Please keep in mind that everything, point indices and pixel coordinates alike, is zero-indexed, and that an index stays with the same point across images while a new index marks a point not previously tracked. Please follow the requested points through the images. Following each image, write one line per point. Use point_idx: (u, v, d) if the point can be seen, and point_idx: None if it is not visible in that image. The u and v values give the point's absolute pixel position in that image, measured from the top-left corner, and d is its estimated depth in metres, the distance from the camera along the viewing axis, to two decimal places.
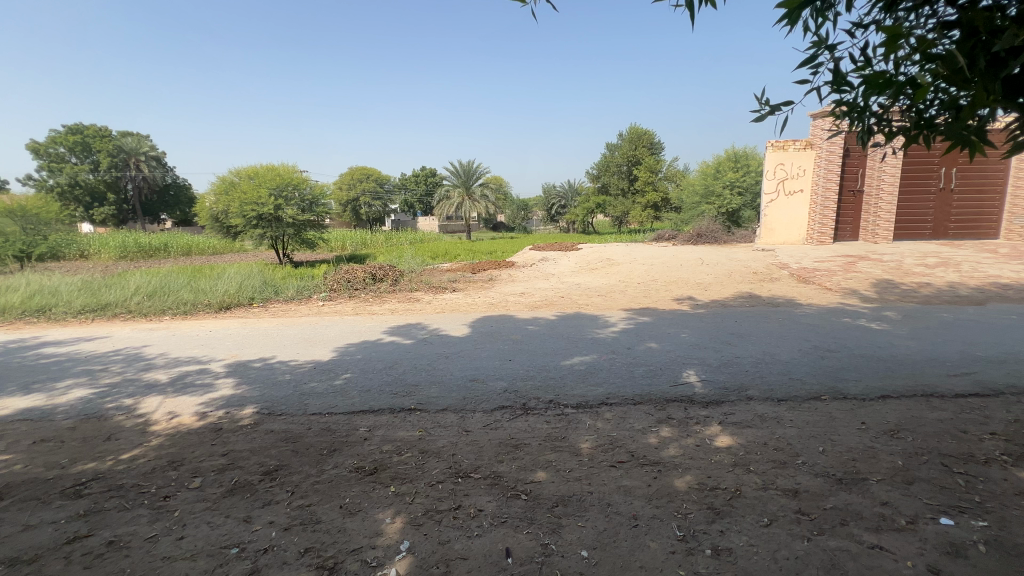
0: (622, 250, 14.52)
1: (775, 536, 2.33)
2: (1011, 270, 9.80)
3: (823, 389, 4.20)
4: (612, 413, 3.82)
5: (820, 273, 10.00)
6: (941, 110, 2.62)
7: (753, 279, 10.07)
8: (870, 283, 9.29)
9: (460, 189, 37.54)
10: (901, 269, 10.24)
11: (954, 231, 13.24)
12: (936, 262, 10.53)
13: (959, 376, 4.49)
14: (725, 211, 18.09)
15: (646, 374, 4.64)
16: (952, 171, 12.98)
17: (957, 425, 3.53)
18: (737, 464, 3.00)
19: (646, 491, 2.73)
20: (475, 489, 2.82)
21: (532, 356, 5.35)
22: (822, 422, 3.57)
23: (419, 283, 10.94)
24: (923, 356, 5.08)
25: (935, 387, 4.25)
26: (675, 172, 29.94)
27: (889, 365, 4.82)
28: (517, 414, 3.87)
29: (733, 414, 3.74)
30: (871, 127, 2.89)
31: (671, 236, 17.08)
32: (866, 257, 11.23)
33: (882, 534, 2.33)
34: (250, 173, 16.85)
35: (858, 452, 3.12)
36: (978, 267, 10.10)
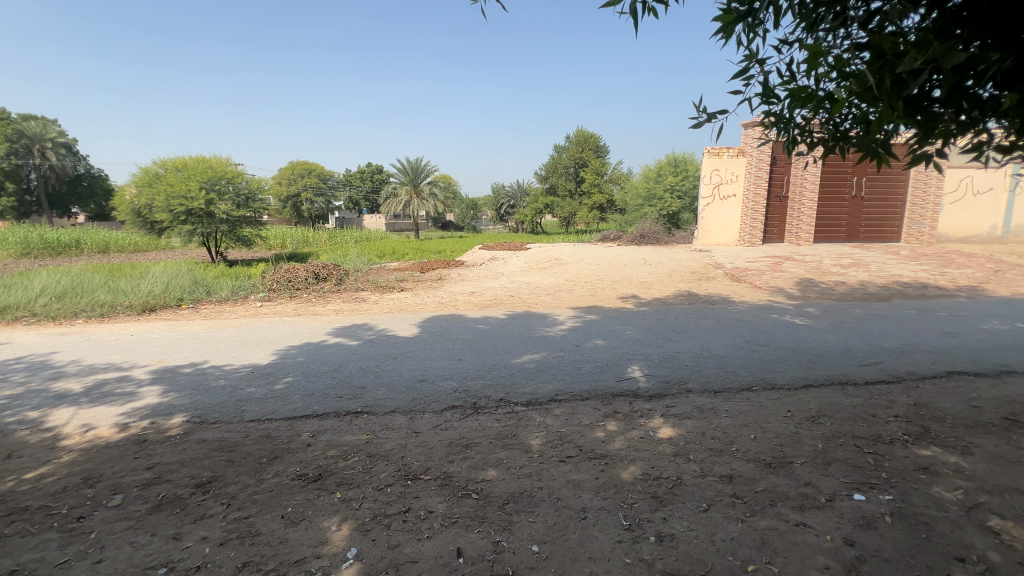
0: (570, 250, 14.81)
1: (713, 520, 2.47)
2: (911, 270, 10.95)
3: (754, 380, 4.50)
4: (561, 409, 3.90)
5: (751, 273, 10.72)
6: (854, 124, 2.86)
7: (691, 277, 10.63)
8: (794, 281, 10.06)
9: (408, 187, 36.82)
10: (820, 268, 11.16)
11: (865, 235, 14.60)
12: (850, 262, 11.58)
13: (869, 366, 4.97)
14: (666, 214, 18.96)
15: (593, 370, 4.76)
16: (863, 180, 14.32)
17: (868, 409, 3.90)
18: (678, 453, 3.16)
19: (593, 484, 2.81)
20: (425, 491, 2.78)
21: (483, 355, 5.35)
22: (754, 411, 3.83)
23: (365, 282, 10.63)
24: (839, 348, 5.58)
25: (849, 376, 4.68)
26: (620, 175, 30.99)
27: (810, 357, 5.25)
28: (467, 413, 3.86)
29: (674, 406, 3.92)
30: (795, 137, 3.12)
31: (616, 237, 17.62)
32: (791, 258, 12.14)
33: (806, 512, 2.52)
34: (177, 164, 15.60)
35: (785, 437, 3.37)
36: (884, 267, 11.21)
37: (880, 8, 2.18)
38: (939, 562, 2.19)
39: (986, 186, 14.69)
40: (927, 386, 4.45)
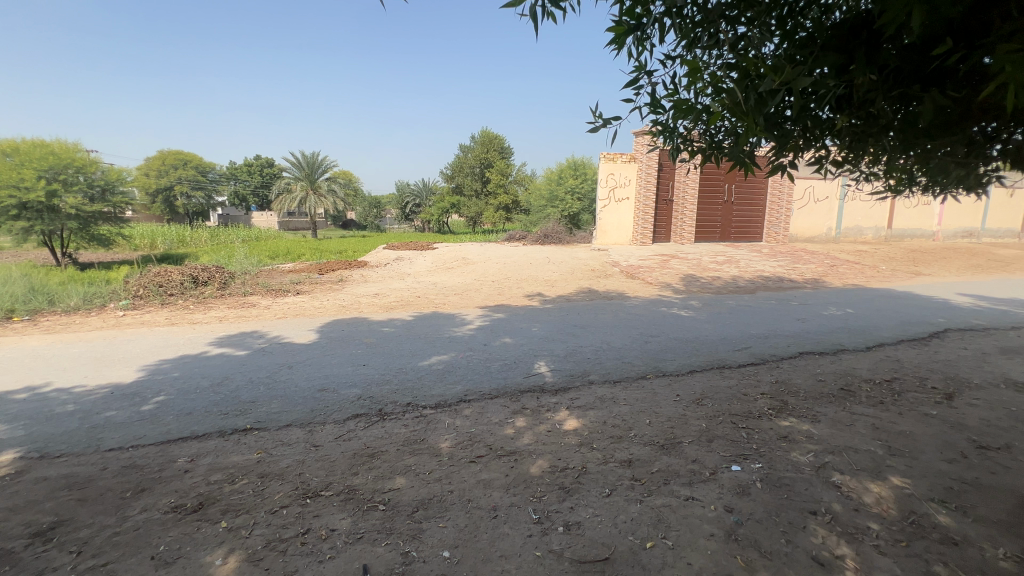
0: (476, 249, 14.84)
1: (615, 503, 2.62)
2: (771, 265, 12.65)
3: (648, 369, 4.87)
4: (471, 409, 3.88)
5: (644, 270, 11.62)
6: (726, 136, 3.20)
7: (591, 275, 11.24)
8: (680, 277, 11.10)
9: (304, 183, 34.31)
10: (700, 265, 12.44)
11: (735, 235, 16.57)
12: (724, 259, 13.06)
13: (741, 351, 5.64)
14: (567, 215, 19.83)
15: (502, 368, 4.81)
16: (732, 187, 16.25)
17: (741, 389, 4.42)
18: (582, 444, 3.30)
19: (503, 482, 2.83)
20: (326, 508, 2.59)
21: (388, 359, 5.14)
22: (648, 397, 4.14)
23: (255, 286, 9.67)
24: (717, 336, 6.26)
25: (725, 360, 5.26)
26: (524, 176, 31.71)
27: (694, 345, 5.82)
28: (373, 421, 3.68)
29: (578, 398, 4.10)
30: (678, 146, 3.39)
31: (521, 237, 18.01)
32: (676, 256, 13.37)
33: (693, 486, 2.78)
34: (3, 148, 12.88)
35: (675, 420, 3.69)
36: (750, 263, 12.82)
37: (746, 34, 2.41)
38: (797, 517, 2.55)
39: (824, 195, 17.48)
40: (784, 366, 5.17)
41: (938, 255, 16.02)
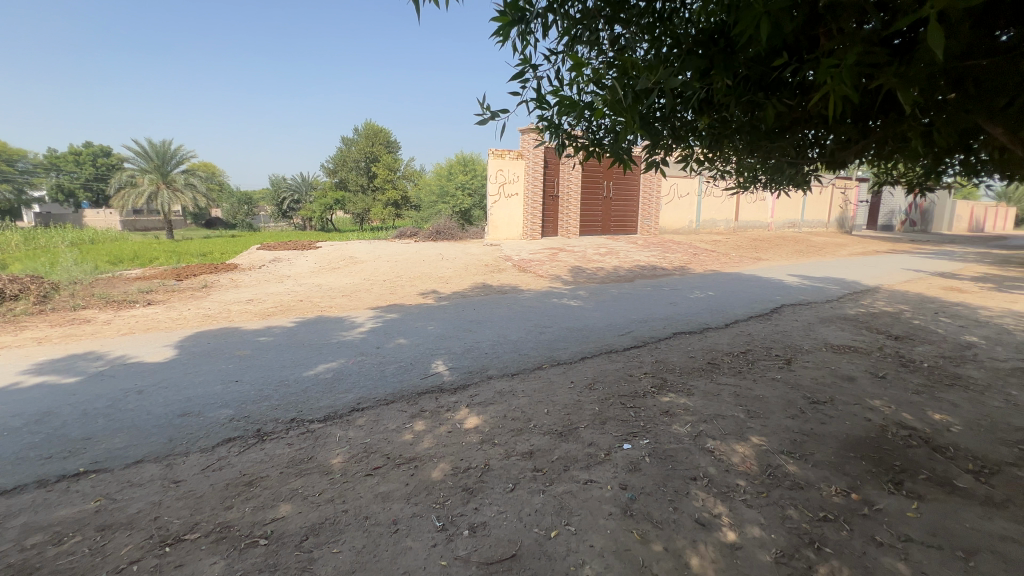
0: (364, 247, 14.06)
1: (519, 497, 2.62)
2: (646, 255, 13.90)
3: (543, 359, 5.01)
4: (365, 418, 3.63)
5: (535, 263, 12.00)
6: (606, 134, 3.38)
7: (485, 270, 11.31)
8: (568, 269, 11.68)
9: (152, 175, 29.54)
10: (586, 257, 13.21)
11: (614, 228, 17.91)
12: (606, 251, 14.03)
13: (625, 335, 6.08)
14: (458, 210, 19.72)
15: (397, 371, 4.59)
16: (610, 184, 17.51)
17: (627, 370, 4.76)
18: (484, 440, 3.27)
19: (404, 492, 2.68)
20: (192, 554, 2.21)
21: (267, 372, 4.61)
22: (545, 387, 4.25)
23: (88, 298, 8.05)
24: (603, 323, 6.68)
25: (612, 345, 5.63)
26: (413, 172, 30.74)
27: (584, 333, 6.14)
28: (249, 444, 3.25)
29: (478, 395, 4.07)
30: (563, 141, 3.49)
31: (412, 233, 17.48)
32: (564, 249, 14.02)
33: (591, 469, 2.90)
34: None
35: (570, 406, 3.84)
36: (629, 254, 13.94)
37: (622, 35, 2.52)
38: (681, 485, 2.79)
39: (686, 191, 19.68)
40: (662, 346, 5.68)
41: (772, 243, 19.01)
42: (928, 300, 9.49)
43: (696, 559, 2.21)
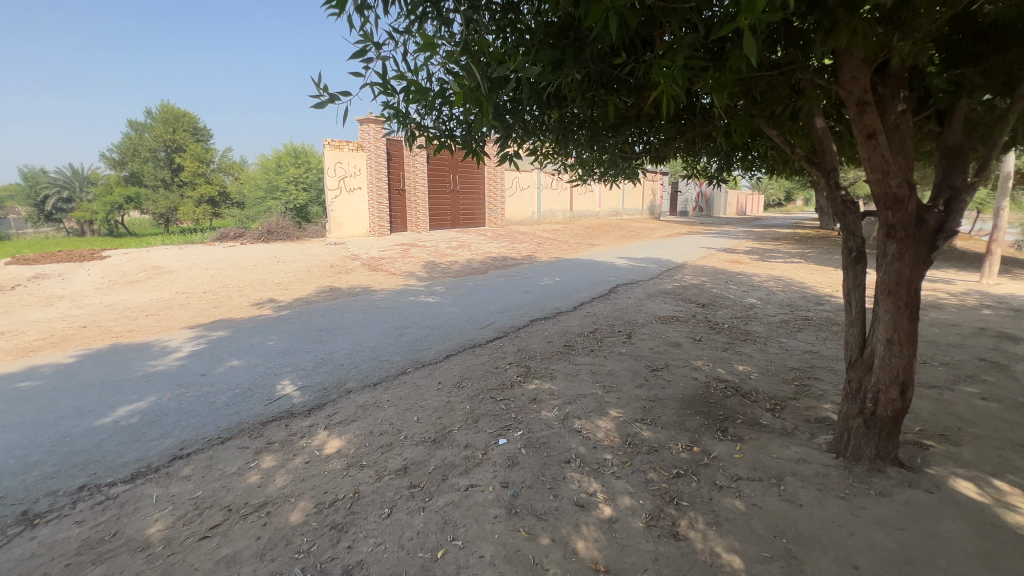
0: (173, 254, 11.68)
1: (397, 522, 2.39)
2: (496, 247, 14.33)
3: (407, 363, 4.74)
4: (192, 465, 2.96)
5: (386, 261, 11.40)
6: (457, 124, 3.25)
7: (331, 271, 10.35)
8: (421, 265, 11.37)
9: None
10: (438, 251, 13.03)
11: (463, 221, 18.05)
12: (458, 244, 14.05)
13: (486, 327, 6.11)
14: (292, 207, 17.70)
15: (232, 400, 3.86)
16: (456, 177, 17.56)
17: (492, 363, 4.77)
18: (350, 464, 2.93)
19: (256, 548, 2.24)
20: None
21: (35, 428, 3.46)
22: (412, 392, 4.02)
23: None
24: (463, 317, 6.63)
25: (475, 339, 5.61)
26: (231, 164, 26.54)
27: (445, 329, 6.00)
28: (13, 535, 2.37)
29: (337, 413, 3.65)
30: (411, 132, 3.26)
31: (236, 234, 15.14)
32: (415, 244, 13.63)
33: (470, 473, 2.80)
34: None
35: (441, 409, 3.68)
36: (480, 246, 14.19)
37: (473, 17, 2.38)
38: (557, 470, 2.87)
39: (527, 184, 20.84)
40: (521, 334, 5.86)
41: (602, 230, 21.31)
42: (719, 271, 11.65)
43: (581, 543, 2.27)
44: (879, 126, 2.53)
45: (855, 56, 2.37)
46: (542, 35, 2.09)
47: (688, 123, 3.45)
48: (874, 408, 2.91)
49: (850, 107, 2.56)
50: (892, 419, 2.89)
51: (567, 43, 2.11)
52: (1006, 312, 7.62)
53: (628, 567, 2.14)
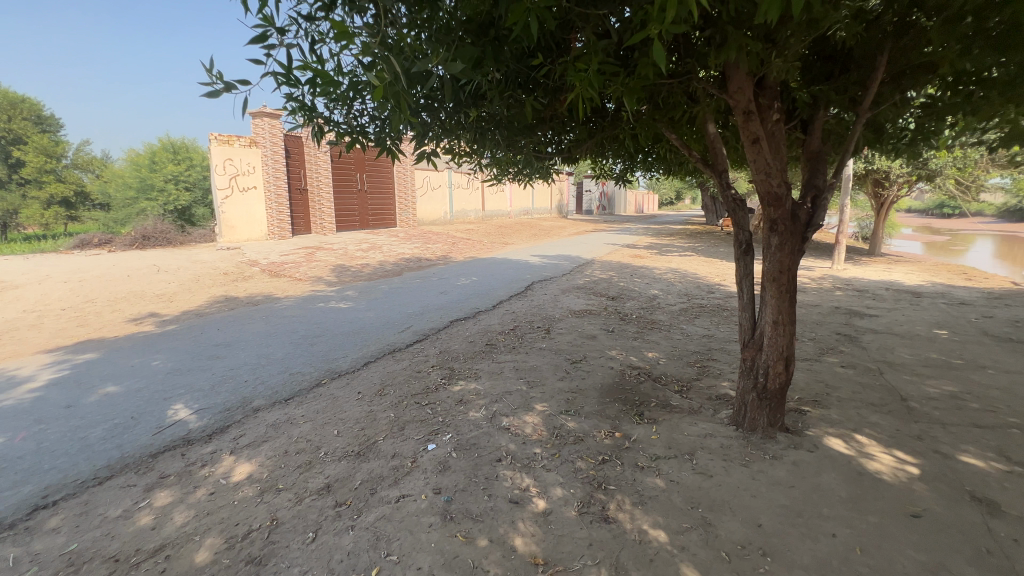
0: (15, 265, 9.79)
1: (324, 545, 2.23)
2: (409, 248, 13.96)
3: (321, 374, 4.44)
4: (62, 514, 2.50)
5: (289, 266, 10.57)
6: (369, 121, 3.12)
7: (225, 279, 9.36)
8: (329, 268, 10.71)
9: None
10: (347, 254, 12.37)
11: (373, 222, 17.32)
12: (368, 246, 13.46)
13: (405, 331, 5.92)
14: (172, 209, 15.70)
15: (110, 433, 3.33)
16: (364, 176, 16.79)
17: (414, 368, 4.64)
18: (264, 490, 2.67)
19: None
20: None
21: None
22: (329, 405, 3.77)
23: None
24: (380, 322, 6.36)
25: (394, 344, 5.41)
26: (89, 160, 22.87)
27: (362, 335, 5.71)
28: None
29: (244, 435, 3.30)
30: (319, 127, 3.06)
31: (101, 240, 13.07)
32: (322, 247, 12.80)
33: (400, 483, 2.70)
34: None
35: (363, 420, 3.50)
36: (392, 247, 13.73)
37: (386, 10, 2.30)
38: (490, 469, 2.87)
39: (438, 184, 20.57)
40: (442, 336, 5.76)
41: (514, 228, 21.72)
42: (625, 266, 12.43)
43: (519, 539, 2.29)
44: (762, 132, 2.88)
45: (741, 69, 2.68)
46: (461, 32, 2.05)
47: (598, 126, 3.63)
48: (765, 382, 3.28)
49: (737, 114, 2.89)
50: (780, 391, 3.28)
51: (486, 40, 2.10)
52: (852, 292, 9.05)
53: (565, 556, 2.20)
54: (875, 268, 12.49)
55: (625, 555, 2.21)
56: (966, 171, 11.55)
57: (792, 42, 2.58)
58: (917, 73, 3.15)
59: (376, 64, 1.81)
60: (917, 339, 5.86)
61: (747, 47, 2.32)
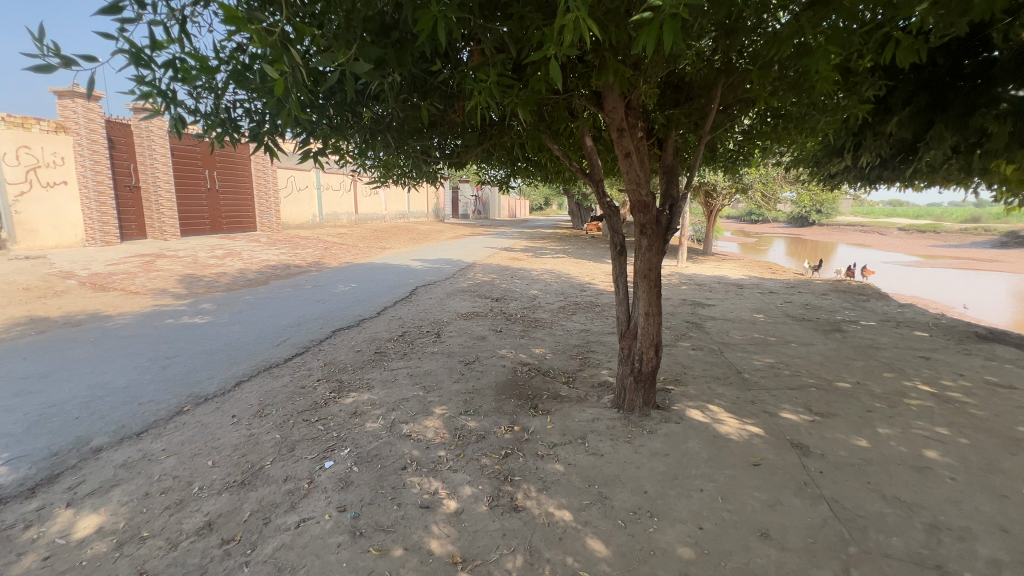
0: None
1: None
2: (275, 254, 12.68)
3: (181, 400, 3.85)
4: None
5: (119, 277, 8.86)
6: (244, 115, 2.87)
7: (26, 296, 7.49)
8: (175, 279, 9.23)
9: None
10: (198, 262, 10.79)
11: (227, 226, 15.33)
12: (223, 253, 11.91)
13: (280, 345, 5.40)
14: None
15: None
16: (214, 174, 14.79)
17: (296, 383, 4.27)
18: (124, 542, 2.27)
19: None
20: None
21: None
22: (197, 433, 3.30)
23: None
24: (249, 336, 5.71)
25: (270, 359, 4.91)
26: None
27: (228, 353, 5.06)
28: None
29: (84, 480, 2.74)
30: (182, 117, 2.72)
31: None
32: (163, 255, 10.96)
33: (298, 508, 2.51)
34: None
35: (243, 445, 3.14)
36: (253, 254, 12.34)
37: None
38: (396, 478, 2.81)
39: (304, 184, 19.00)
40: (325, 347, 5.39)
41: (391, 232, 21.04)
42: (504, 268, 12.89)
43: (434, 542, 2.30)
44: (632, 147, 3.30)
45: (615, 92, 3.04)
46: (362, 31, 1.99)
47: (487, 133, 3.77)
48: (640, 366, 3.72)
49: (612, 131, 3.26)
50: (652, 373, 3.74)
51: (388, 43, 2.08)
52: (694, 286, 10.62)
53: (482, 550, 2.27)
54: (709, 265, 14.81)
55: (537, 539, 2.36)
56: (768, 185, 14.32)
57: (653, 71, 3.00)
58: (739, 105, 3.84)
59: (275, 56, 1.69)
60: (744, 323, 7.12)
61: (621, 73, 2.64)
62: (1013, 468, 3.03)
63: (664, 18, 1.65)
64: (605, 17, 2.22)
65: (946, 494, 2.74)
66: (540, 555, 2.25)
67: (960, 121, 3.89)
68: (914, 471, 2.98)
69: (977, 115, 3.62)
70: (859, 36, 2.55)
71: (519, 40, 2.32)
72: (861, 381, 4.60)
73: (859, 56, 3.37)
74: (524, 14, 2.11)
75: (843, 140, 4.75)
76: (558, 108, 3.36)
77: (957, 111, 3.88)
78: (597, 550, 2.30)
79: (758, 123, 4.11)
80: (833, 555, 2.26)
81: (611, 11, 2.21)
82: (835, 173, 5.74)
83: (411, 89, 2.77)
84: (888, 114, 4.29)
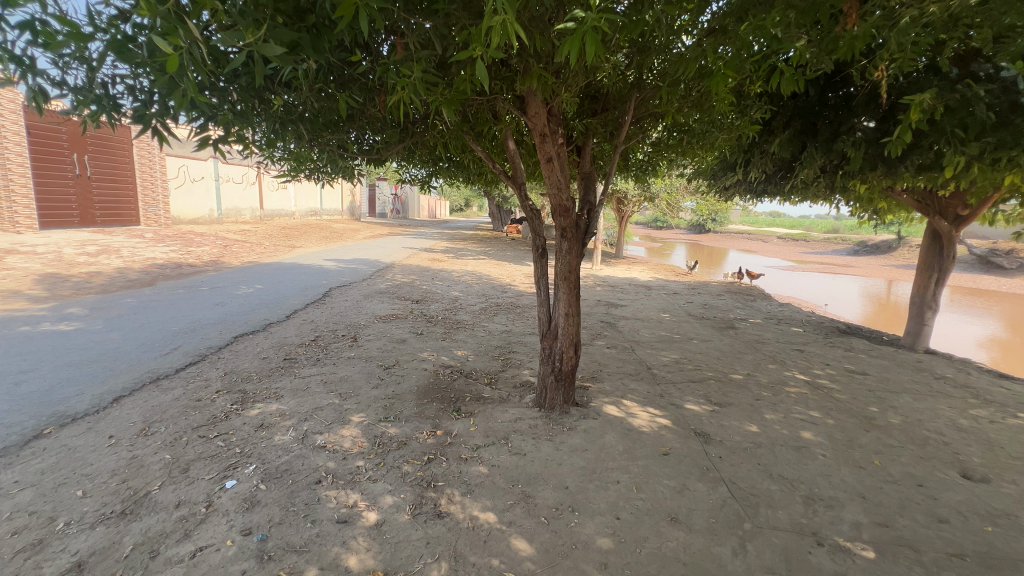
0: None
1: None
2: (162, 252, 11.31)
3: (40, 421, 3.27)
4: None
5: None
6: (126, 93, 2.53)
7: None
8: (31, 279, 7.85)
9: None
10: (63, 260, 9.28)
11: (101, 219, 13.36)
12: (96, 249, 10.37)
13: (171, 353, 4.82)
14: None
15: None
16: (85, 159, 12.86)
17: (190, 396, 3.83)
18: None
19: None
20: None
21: None
22: (63, 459, 2.83)
23: None
24: (131, 344, 5.02)
25: (157, 370, 4.35)
26: None
27: (104, 364, 4.40)
28: None
29: None
30: (46, 90, 2.32)
31: None
32: (15, 250, 9.28)
33: (193, 536, 2.25)
34: None
35: (124, 469, 2.75)
36: (135, 251, 10.90)
37: None
38: (309, 494, 2.62)
39: (199, 174, 17.17)
40: (225, 355, 4.91)
41: (301, 230, 19.73)
42: (425, 269, 12.63)
43: (353, 558, 2.19)
44: (553, 152, 3.38)
45: (538, 98, 3.11)
46: (273, 12, 1.84)
47: (408, 130, 3.67)
48: (560, 365, 3.82)
49: (535, 135, 3.34)
50: (571, 372, 3.86)
51: (303, 27, 1.95)
52: (608, 288, 11.22)
53: (405, 562, 2.19)
54: (621, 268, 15.71)
55: (461, 544, 2.33)
56: (672, 195, 15.54)
57: (574, 80, 3.12)
58: (649, 118, 4.10)
59: (167, 28, 1.50)
60: (653, 322, 7.63)
61: (544, 80, 2.70)
62: (868, 442, 3.56)
63: (587, 29, 1.71)
64: (530, 24, 2.25)
65: (820, 469, 3.14)
66: (465, 561, 2.23)
67: (827, 145, 4.49)
68: (794, 451, 3.39)
69: (839, 141, 4.19)
70: (752, 63, 2.85)
71: (444, 38, 2.29)
72: (750, 373, 5.14)
73: (750, 82, 3.75)
74: (449, 12, 2.10)
75: (736, 156, 5.28)
76: (482, 109, 3.37)
77: (825, 136, 4.47)
78: (521, 549, 2.33)
79: (666, 137, 4.43)
80: (732, 532, 2.49)
81: (535, 18, 2.25)
82: (729, 185, 6.37)
83: (328, 79, 2.61)
84: (772, 135, 4.83)
